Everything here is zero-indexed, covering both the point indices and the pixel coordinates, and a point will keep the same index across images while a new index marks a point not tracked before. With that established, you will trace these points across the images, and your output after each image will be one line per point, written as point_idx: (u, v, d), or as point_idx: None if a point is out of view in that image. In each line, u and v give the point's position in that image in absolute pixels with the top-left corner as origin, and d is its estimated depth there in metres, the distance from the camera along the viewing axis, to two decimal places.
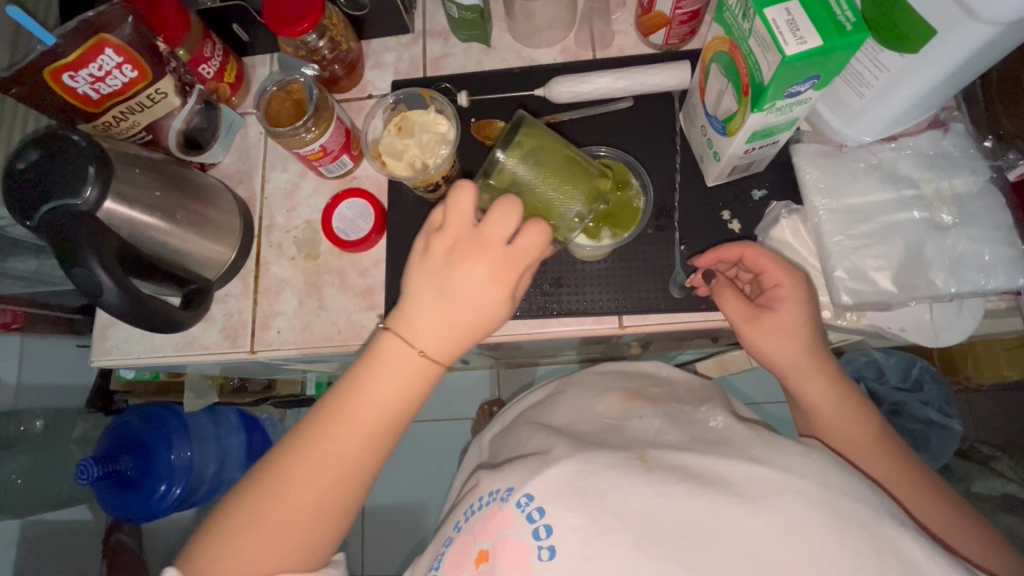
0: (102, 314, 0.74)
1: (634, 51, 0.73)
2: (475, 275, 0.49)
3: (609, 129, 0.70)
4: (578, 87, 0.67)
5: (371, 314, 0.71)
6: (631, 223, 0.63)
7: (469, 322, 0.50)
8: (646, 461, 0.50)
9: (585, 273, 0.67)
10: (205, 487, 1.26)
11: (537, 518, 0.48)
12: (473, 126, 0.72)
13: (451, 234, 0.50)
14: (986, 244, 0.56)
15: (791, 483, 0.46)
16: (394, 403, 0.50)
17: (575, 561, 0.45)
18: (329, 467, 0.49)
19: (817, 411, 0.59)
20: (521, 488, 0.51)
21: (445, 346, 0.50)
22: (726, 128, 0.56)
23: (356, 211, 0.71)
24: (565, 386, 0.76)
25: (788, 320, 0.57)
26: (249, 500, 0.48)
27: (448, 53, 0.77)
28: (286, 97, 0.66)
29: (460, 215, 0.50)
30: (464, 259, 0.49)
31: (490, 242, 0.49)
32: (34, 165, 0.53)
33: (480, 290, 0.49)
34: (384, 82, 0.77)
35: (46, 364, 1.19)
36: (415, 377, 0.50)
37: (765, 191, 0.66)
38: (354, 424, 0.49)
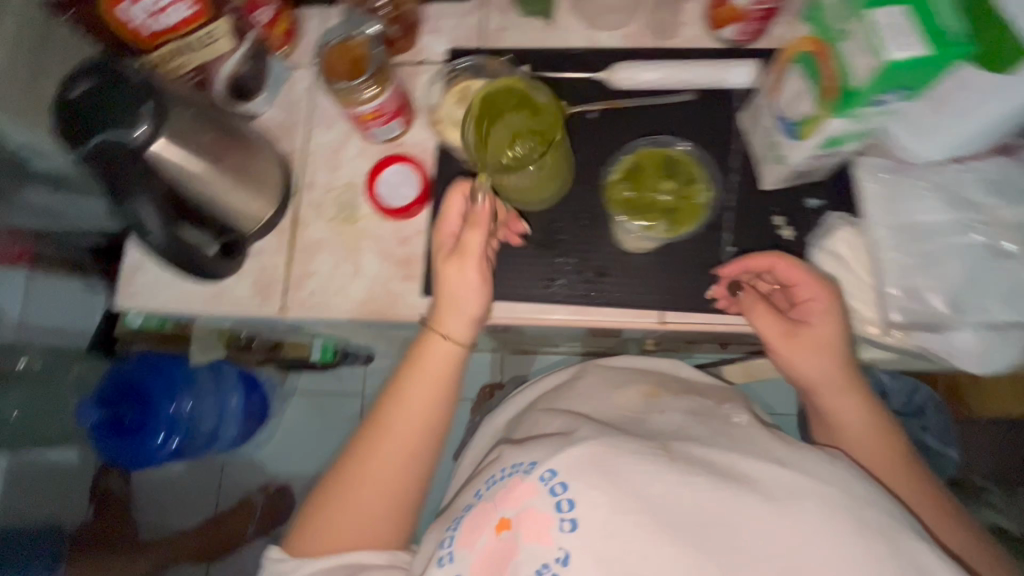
0: (131, 257, 0.73)
1: (700, 44, 0.71)
2: (461, 274, 0.57)
3: (669, 120, 0.69)
4: (643, 72, 0.68)
5: (408, 284, 0.69)
6: (690, 222, 0.61)
7: (477, 309, 0.58)
8: (671, 453, 0.49)
9: (627, 263, 0.66)
10: (201, 442, 1.28)
11: (561, 491, 0.47)
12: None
13: (445, 232, 0.61)
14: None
15: (817, 487, 0.45)
16: (435, 386, 0.58)
17: (598, 539, 0.45)
18: (394, 458, 0.57)
19: (845, 428, 0.59)
20: (545, 462, 0.49)
21: (460, 325, 0.58)
22: (797, 131, 0.55)
23: (401, 177, 0.70)
24: (587, 377, 0.75)
25: (823, 335, 0.57)
26: (330, 485, 0.57)
27: (508, 26, 0.74)
28: (345, 53, 0.64)
29: (448, 224, 0.61)
30: (445, 264, 0.58)
31: (462, 244, 0.58)
32: (88, 93, 0.52)
33: (461, 285, 0.57)
34: (440, 49, 0.74)
35: (51, 306, 1.16)
36: (450, 365, 0.58)
37: (821, 200, 0.64)
38: (404, 410, 0.57)
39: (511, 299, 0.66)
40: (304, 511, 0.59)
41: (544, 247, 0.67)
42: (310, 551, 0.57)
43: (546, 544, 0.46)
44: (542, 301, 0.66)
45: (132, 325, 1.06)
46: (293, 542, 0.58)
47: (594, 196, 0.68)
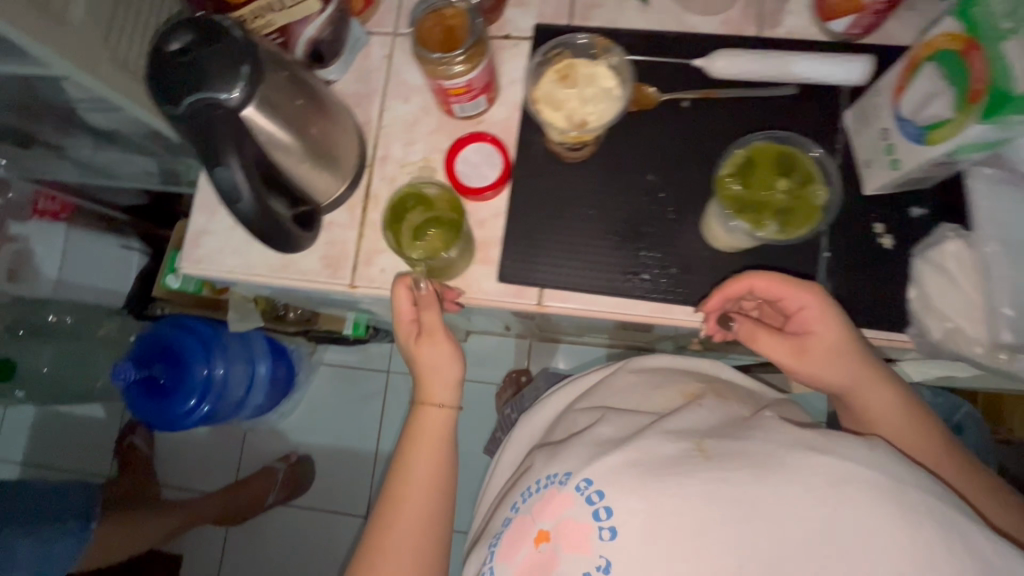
0: (196, 221, 0.71)
1: (805, 35, 0.67)
2: (427, 352, 0.62)
3: (767, 114, 0.65)
4: (743, 64, 0.64)
5: (483, 269, 0.67)
6: (809, 224, 0.51)
7: (449, 383, 0.62)
8: (704, 450, 0.46)
9: (715, 262, 0.63)
10: (228, 410, 1.23)
11: (597, 500, 0.46)
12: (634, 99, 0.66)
13: (406, 322, 0.63)
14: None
15: (851, 475, 0.42)
16: (435, 456, 0.60)
17: (637, 547, 0.43)
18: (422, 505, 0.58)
19: (874, 419, 0.57)
20: (580, 473, 0.48)
21: (444, 389, 0.62)
22: (924, 136, 0.51)
23: (483, 156, 0.67)
24: (623, 376, 0.72)
25: (830, 342, 0.56)
26: None
27: (599, 3, 0.71)
28: (439, 22, 0.61)
29: (408, 315, 0.63)
30: (415, 348, 0.63)
31: (432, 329, 0.63)
32: (187, 45, 0.50)
33: (431, 357, 0.62)
34: (526, 24, 0.71)
35: (88, 261, 1.22)
36: (444, 424, 0.61)
37: (926, 210, 0.61)
38: (409, 483, 0.58)
39: (591, 290, 0.64)
40: None
41: (627, 239, 0.65)
42: None
43: (586, 553, 0.45)
44: (623, 296, 0.64)
45: (172, 286, 1.04)
46: None
47: (683, 189, 0.65)
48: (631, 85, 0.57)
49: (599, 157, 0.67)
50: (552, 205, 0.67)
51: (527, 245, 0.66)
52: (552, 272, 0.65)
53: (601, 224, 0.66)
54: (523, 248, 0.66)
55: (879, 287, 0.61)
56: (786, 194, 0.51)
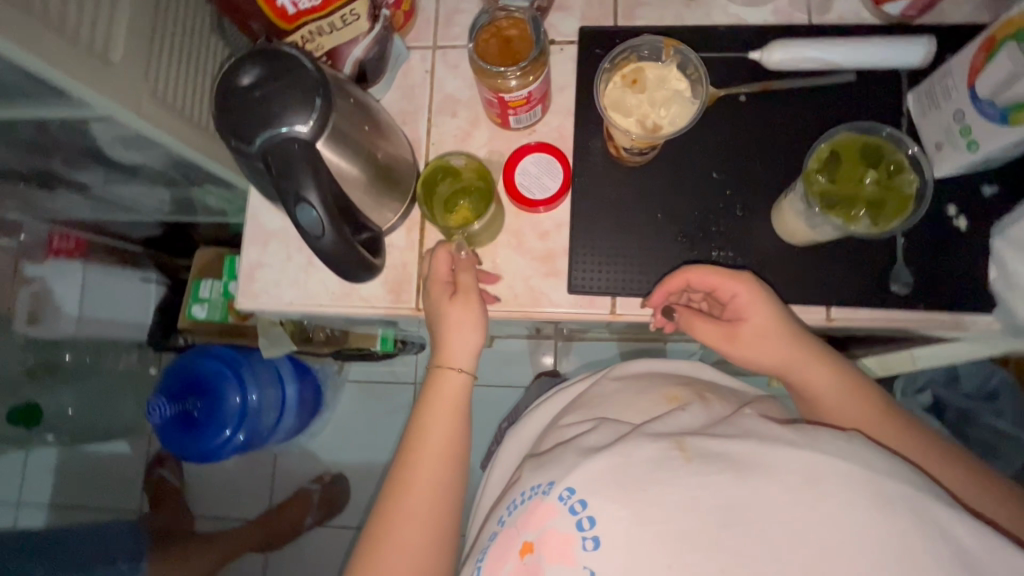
0: (250, 255, 0.69)
1: (857, 20, 0.66)
2: (451, 311, 0.60)
3: (826, 104, 0.65)
4: (799, 52, 0.62)
5: (551, 281, 0.65)
6: (900, 214, 0.51)
7: (469, 347, 0.60)
8: (685, 450, 0.45)
9: (787, 256, 0.62)
10: (264, 435, 1.20)
11: (580, 509, 0.44)
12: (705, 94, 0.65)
13: (438, 274, 0.61)
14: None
15: (825, 463, 0.41)
16: (449, 446, 0.57)
17: (627, 546, 0.42)
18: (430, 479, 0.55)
19: (816, 396, 0.55)
20: (563, 481, 0.46)
21: (463, 355, 0.60)
22: (1008, 116, 0.51)
23: (542, 167, 0.65)
24: (604, 388, 0.70)
25: (762, 325, 0.55)
26: None
27: (644, 0, 0.69)
28: (496, 34, 0.60)
29: (437, 268, 0.61)
30: (434, 295, 0.61)
31: (463, 286, 0.61)
32: (258, 80, 0.49)
33: (458, 320, 0.60)
34: (570, 28, 0.70)
35: (104, 301, 1.12)
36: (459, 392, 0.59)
37: (996, 188, 0.61)
38: (421, 473, 0.55)
39: None
40: None
41: (696, 239, 0.64)
42: None
43: (570, 565, 0.43)
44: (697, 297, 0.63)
45: (199, 317, 1.01)
46: None
47: (749, 185, 0.64)
48: (704, 87, 0.56)
49: (660, 158, 0.66)
50: (615, 210, 0.66)
51: (595, 254, 0.65)
52: (623, 278, 0.65)
53: (667, 226, 0.65)
54: (592, 258, 0.65)
55: (959, 269, 0.60)
56: (875, 185, 0.51)
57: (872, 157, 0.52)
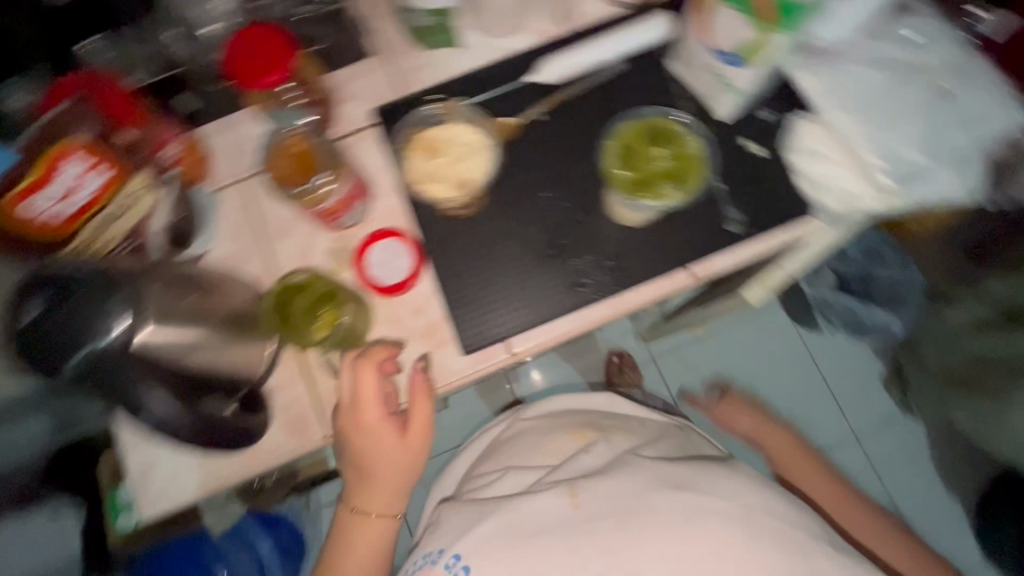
0: (136, 458, 0.64)
1: (605, 14, 0.73)
2: (376, 436, 0.60)
3: (612, 94, 0.70)
4: (569, 60, 0.69)
5: (444, 351, 0.65)
6: (697, 173, 0.65)
7: (398, 476, 0.63)
8: (576, 496, 0.58)
9: (637, 239, 0.66)
10: None
11: (464, 575, 0.56)
12: (495, 125, 0.68)
13: (366, 402, 0.59)
14: (988, 102, 0.63)
15: (708, 503, 0.55)
16: (384, 520, 0.65)
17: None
18: (366, 547, 0.65)
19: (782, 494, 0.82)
20: (450, 548, 0.58)
21: (383, 465, 0.62)
22: (742, 58, 0.58)
23: (391, 251, 0.66)
24: (516, 428, 0.80)
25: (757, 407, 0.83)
26: None
27: (420, 64, 0.73)
28: (293, 153, 0.63)
29: (343, 391, 0.61)
30: (345, 422, 0.61)
31: (417, 430, 0.62)
32: (36, 321, 0.45)
33: (376, 450, 0.61)
34: (364, 112, 0.71)
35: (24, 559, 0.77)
36: (378, 527, 0.65)
37: (775, 110, 0.67)
38: (362, 535, 0.64)
39: (549, 318, 0.65)
40: None
41: (553, 256, 0.67)
42: None
43: None
44: (576, 308, 0.65)
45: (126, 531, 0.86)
46: None
47: (580, 189, 0.67)
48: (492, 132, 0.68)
49: (494, 198, 0.68)
50: (473, 263, 0.67)
51: (472, 309, 0.66)
52: (507, 321, 0.66)
53: (526, 257, 0.67)
54: (472, 315, 0.66)
55: (780, 189, 0.66)
56: (669, 161, 0.64)
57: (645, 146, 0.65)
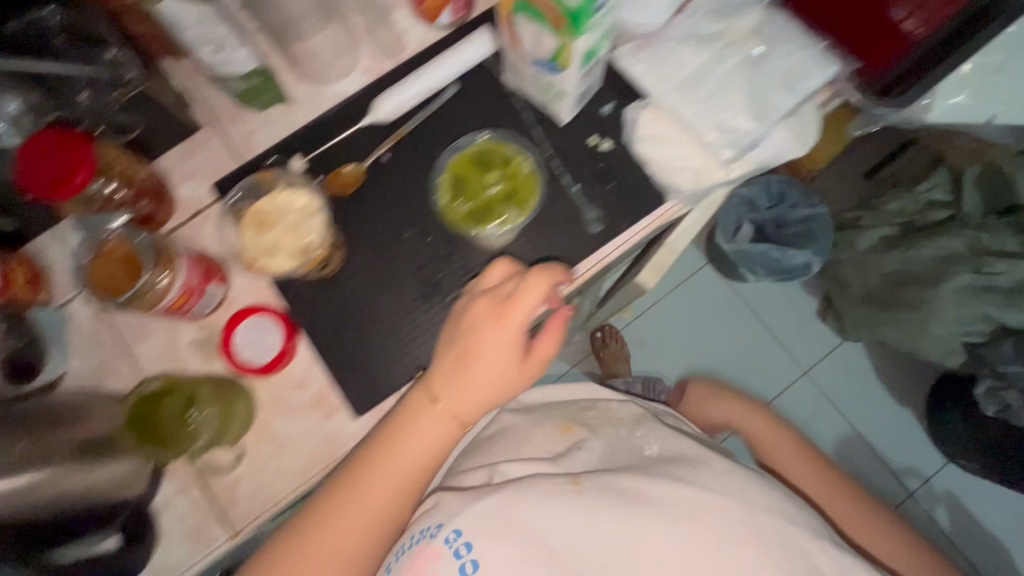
0: None
1: (431, 40, 0.71)
2: (486, 337, 0.55)
3: (452, 120, 0.69)
4: (399, 95, 0.67)
5: (336, 418, 0.63)
6: (531, 194, 0.66)
7: (493, 392, 0.57)
8: (578, 483, 0.54)
9: (506, 259, 0.66)
10: None
11: (464, 552, 0.51)
12: (325, 178, 0.66)
13: (512, 324, 0.55)
14: (807, 51, 0.64)
15: (706, 500, 0.54)
16: (417, 467, 0.57)
17: (494, 573, 0.50)
18: (405, 474, 0.56)
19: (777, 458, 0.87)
20: (450, 523, 0.53)
21: (462, 397, 0.56)
22: (557, 65, 0.57)
23: (257, 329, 0.63)
24: (501, 424, 0.69)
25: None
26: (286, 551, 0.55)
27: (253, 128, 0.70)
28: (108, 261, 0.55)
29: (499, 291, 0.57)
30: (478, 308, 0.56)
31: (539, 358, 0.58)
32: None
33: (485, 342, 0.55)
34: (204, 190, 0.68)
35: None
36: (444, 433, 0.57)
37: (612, 103, 0.68)
38: (374, 478, 0.56)
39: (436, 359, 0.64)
40: None
41: (427, 296, 0.65)
42: None
43: None
44: None
45: None
46: None
47: (440, 222, 0.66)
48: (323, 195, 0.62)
49: (356, 249, 0.66)
50: (348, 320, 0.65)
51: (357, 368, 0.64)
52: (395, 371, 0.64)
53: (401, 300, 0.65)
54: (357, 374, 0.64)
55: (630, 181, 0.66)
56: (502, 184, 0.66)
57: (473, 175, 0.66)
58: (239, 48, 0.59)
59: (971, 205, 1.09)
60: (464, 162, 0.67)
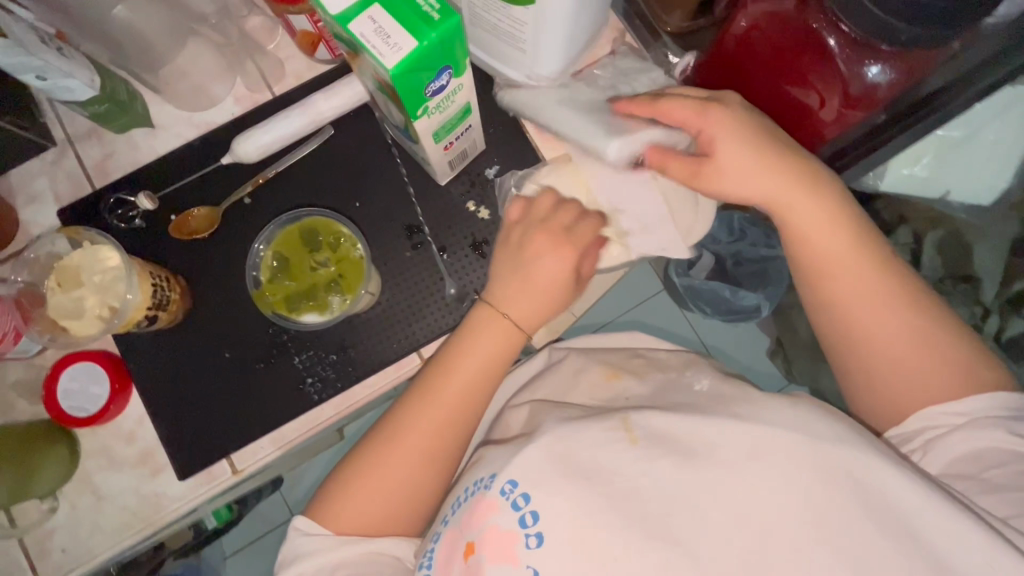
0: None
1: (314, 74, 0.65)
2: (551, 260, 0.55)
3: (323, 167, 0.63)
4: (265, 139, 0.60)
5: (162, 477, 0.60)
6: (359, 279, 0.58)
7: (551, 302, 0.56)
8: (631, 432, 0.48)
9: (359, 326, 0.61)
10: None
11: (523, 504, 0.46)
12: (171, 225, 0.61)
13: (578, 234, 0.56)
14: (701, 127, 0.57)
15: (769, 439, 0.44)
16: (476, 381, 0.55)
17: (556, 528, 0.44)
18: (450, 401, 0.54)
19: (813, 244, 0.51)
20: (504, 474, 0.48)
21: (524, 307, 0.55)
22: (410, 135, 0.52)
23: (84, 378, 0.59)
24: (554, 358, 0.67)
25: (797, 217, 0.51)
26: (370, 451, 0.54)
27: (109, 152, 0.64)
28: None
29: (555, 221, 0.56)
30: (540, 240, 0.55)
31: (586, 277, 0.58)
32: None
33: (548, 264, 0.55)
34: (49, 216, 0.63)
35: None
36: (509, 340, 0.55)
37: (497, 167, 0.63)
38: (436, 406, 0.54)
39: (274, 426, 0.60)
40: (343, 471, 0.54)
41: (270, 360, 0.61)
42: (330, 527, 0.52)
43: (514, 564, 0.44)
44: (303, 410, 0.60)
45: None
46: (315, 511, 0.53)
47: None
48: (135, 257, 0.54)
49: (201, 300, 0.62)
50: (185, 377, 0.61)
51: (188, 429, 0.60)
52: (228, 435, 0.60)
53: (243, 359, 0.61)
54: (187, 436, 0.60)
55: None
56: (329, 263, 0.58)
57: (294, 253, 0.58)
58: (70, 76, 0.53)
59: (929, 267, 0.91)
60: (284, 240, 0.58)
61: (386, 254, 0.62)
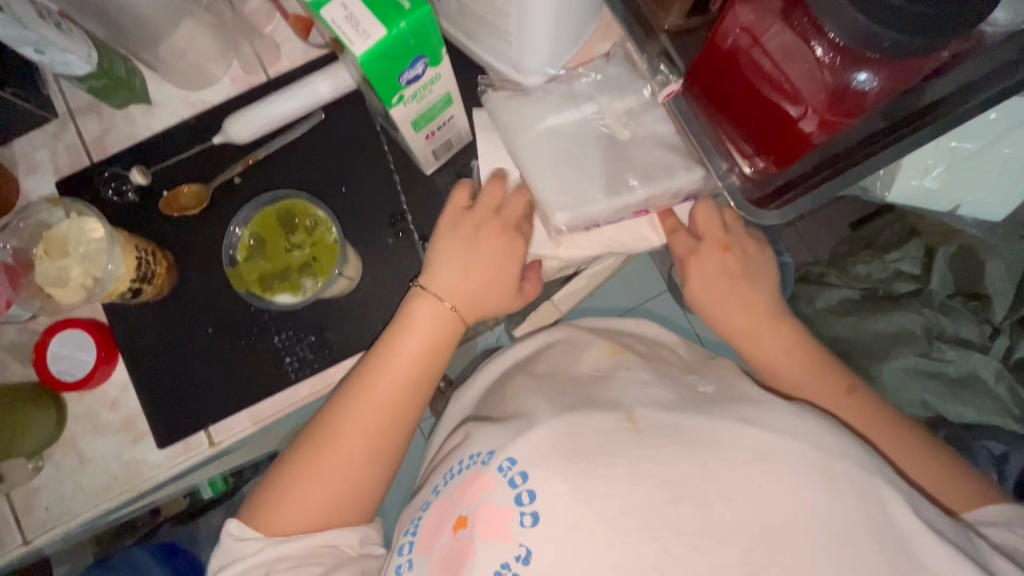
0: None
1: (308, 58, 0.66)
2: (494, 247, 0.57)
3: (312, 152, 0.64)
4: (252, 122, 0.61)
5: (142, 445, 0.62)
6: (332, 262, 0.58)
7: (487, 290, 0.57)
8: (636, 421, 0.45)
9: (337, 309, 0.62)
10: None
11: (519, 482, 0.43)
12: (161, 200, 0.63)
13: (497, 225, 0.57)
14: (670, 172, 0.58)
15: (782, 446, 0.41)
16: (414, 372, 0.55)
17: (555, 512, 0.40)
18: (389, 395, 0.54)
19: (738, 335, 0.60)
20: (503, 451, 0.45)
21: (464, 295, 0.57)
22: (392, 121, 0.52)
23: (71, 343, 0.61)
24: (555, 336, 0.65)
25: (729, 316, 0.60)
26: (307, 453, 0.53)
27: (107, 127, 0.65)
28: None
29: (507, 208, 0.58)
30: (491, 231, 0.57)
31: (526, 296, 0.61)
32: None
33: (490, 253, 0.56)
34: (49, 186, 0.65)
35: None
36: (444, 328, 0.56)
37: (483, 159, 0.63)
38: (374, 401, 0.54)
39: (251, 401, 0.61)
40: (280, 474, 0.53)
41: (249, 337, 0.62)
42: (263, 531, 0.51)
43: (505, 542, 0.41)
44: (281, 389, 0.61)
45: None
46: (250, 517, 0.52)
47: None
48: (115, 230, 0.56)
49: (188, 276, 0.63)
50: (168, 350, 0.63)
51: (168, 401, 0.62)
52: (204, 407, 0.62)
53: (225, 335, 0.63)
54: (166, 407, 0.62)
55: None
56: (303, 245, 0.59)
57: (263, 236, 0.59)
58: (66, 51, 0.53)
59: (937, 281, 0.86)
60: (261, 220, 0.59)
61: (368, 241, 0.63)
